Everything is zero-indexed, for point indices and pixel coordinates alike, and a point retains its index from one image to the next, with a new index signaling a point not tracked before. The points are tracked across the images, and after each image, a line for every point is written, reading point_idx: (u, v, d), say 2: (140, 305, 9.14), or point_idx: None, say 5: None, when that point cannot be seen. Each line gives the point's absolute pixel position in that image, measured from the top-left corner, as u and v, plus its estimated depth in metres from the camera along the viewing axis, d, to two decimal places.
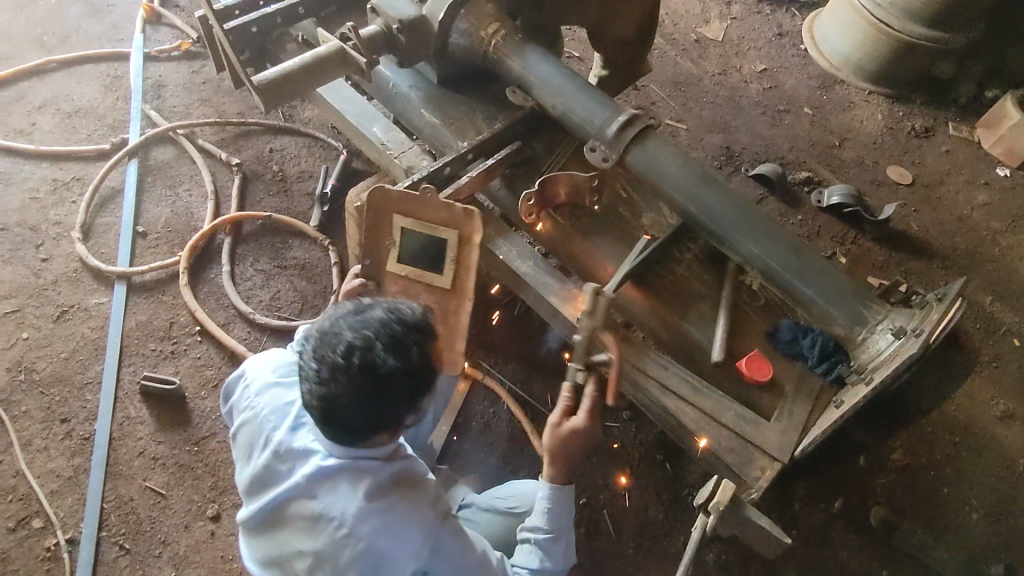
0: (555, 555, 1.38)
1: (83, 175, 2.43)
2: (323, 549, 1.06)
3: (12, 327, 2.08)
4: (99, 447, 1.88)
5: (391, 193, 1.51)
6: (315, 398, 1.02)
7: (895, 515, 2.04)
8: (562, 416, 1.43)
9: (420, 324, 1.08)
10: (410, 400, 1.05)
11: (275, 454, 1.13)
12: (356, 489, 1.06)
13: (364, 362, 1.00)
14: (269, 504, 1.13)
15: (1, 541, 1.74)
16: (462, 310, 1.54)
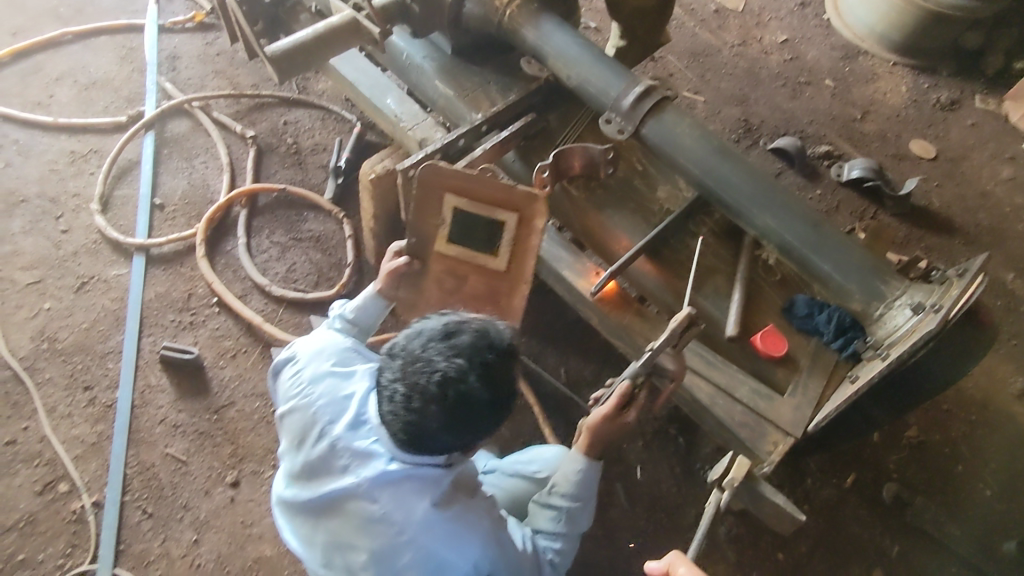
0: (580, 521, 1.43)
1: (101, 147, 2.44)
2: (382, 550, 1.09)
3: (35, 297, 2.12)
4: (122, 414, 1.93)
5: (446, 173, 1.51)
6: (401, 422, 1.05)
7: (908, 491, 2.04)
8: (614, 411, 1.40)
9: (508, 351, 1.10)
10: (493, 424, 1.10)
11: (333, 450, 1.14)
12: (423, 497, 1.11)
13: (457, 391, 1.03)
14: (324, 497, 1.15)
15: (29, 503, 1.80)
16: (518, 291, 1.60)
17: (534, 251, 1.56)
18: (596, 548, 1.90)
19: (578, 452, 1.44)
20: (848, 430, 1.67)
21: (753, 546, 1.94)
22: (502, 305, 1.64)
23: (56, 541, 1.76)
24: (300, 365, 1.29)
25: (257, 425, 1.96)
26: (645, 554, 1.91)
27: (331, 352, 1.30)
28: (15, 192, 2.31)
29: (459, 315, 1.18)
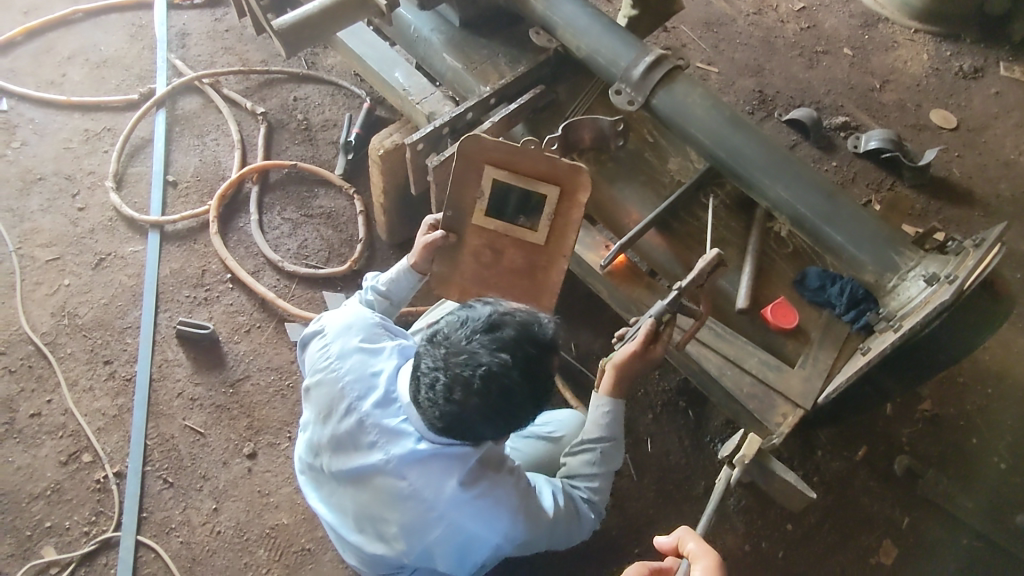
0: (614, 458, 1.44)
1: (114, 125, 2.46)
2: (412, 524, 1.15)
3: (53, 274, 2.15)
4: (141, 388, 1.97)
5: (489, 145, 1.47)
6: (440, 410, 1.06)
7: (920, 463, 2.03)
8: (641, 347, 1.37)
9: (550, 347, 1.11)
10: (529, 415, 1.12)
11: (362, 427, 1.16)
12: (450, 476, 1.13)
13: (500, 385, 1.04)
14: (354, 470, 1.19)
15: (54, 473, 1.85)
16: (557, 266, 1.58)
17: (575, 225, 1.54)
18: (607, 518, 1.92)
19: (604, 394, 1.43)
20: (859, 402, 1.67)
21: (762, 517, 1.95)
22: (539, 280, 1.61)
23: (82, 509, 1.81)
24: (327, 339, 1.29)
25: (272, 398, 1.99)
26: (654, 524, 1.93)
27: (358, 327, 1.30)
28: (32, 170, 2.34)
29: (499, 303, 1.18)
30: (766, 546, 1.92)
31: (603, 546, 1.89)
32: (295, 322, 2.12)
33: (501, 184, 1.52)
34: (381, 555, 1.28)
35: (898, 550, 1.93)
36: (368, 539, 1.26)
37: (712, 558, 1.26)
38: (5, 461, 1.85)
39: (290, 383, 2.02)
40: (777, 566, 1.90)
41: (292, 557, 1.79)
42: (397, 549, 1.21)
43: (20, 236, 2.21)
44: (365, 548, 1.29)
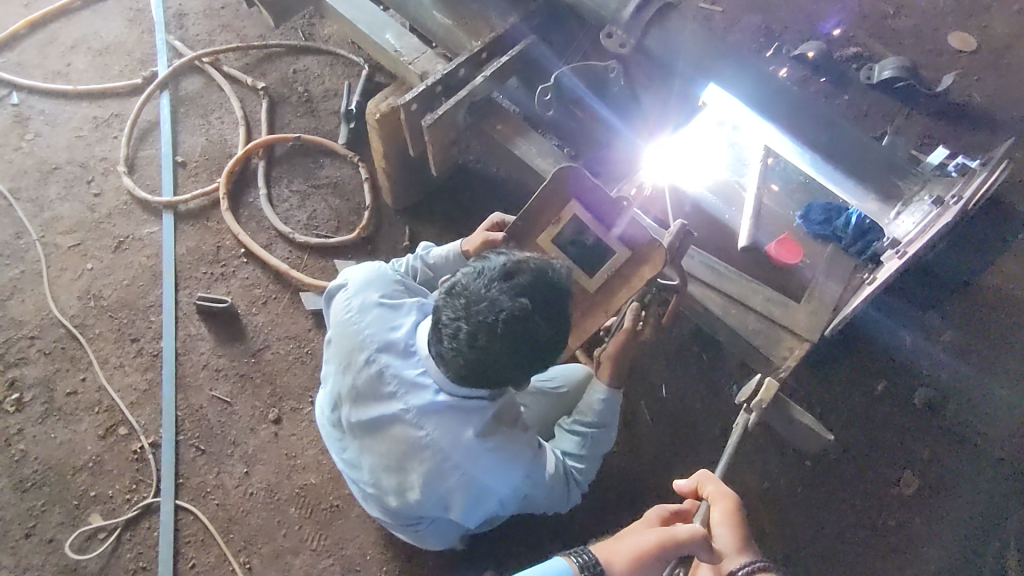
0: (604, 443, 1.44)
1: (121, 111, 2.51)
2: (428, 472, 1.14)
3: (77, 259, 2.22)
4: (168, 362, 2.05)
5: (589, 183, 1.33)
6: (465, 359, 0.95)
7: (941, 394, 2.02)
8: (632, 329, 1.38)
9: (570, 289, 1.00)
10: (554, 360, 1.01)
11: (382, 378, 1.15)
12: (467, 426, 1.11)
13: (525, 330, 0.93)
14: (373, 420, 1.18)
15: (93, 446, 1.94)
16: (596, 320, 1.39)
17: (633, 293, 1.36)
18: (623, 464, 1.96)
19: (602, 381, 1.41)
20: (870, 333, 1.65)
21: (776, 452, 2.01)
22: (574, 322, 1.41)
23: (123, 478, 1.90)
24: (347, 292, 1.26)
25: (293, 365, 2.07)
26: (671, 468, 1.96)
27: (378, 282, 1.26)
28: (47, 160, 2.40)
29: (510, 250, 1.05)
30: (786, 483, 1.93)
31: (621, 491, 1.93)
32: (309, 291, 2.18)
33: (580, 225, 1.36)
34: (399, 501, 1.28)
35: (920, 482, 1.93)
36: (387, 486, 1.27)
37: (730, 500, 1.30)
38: (47, 437, 1.94)
39: (309, 350, 2.09)
40: (797, 503, 1.91)
41: (321, 514, 1.88)
42: (414, 496, 1.21)
43: (41, 225, 2.27)
44: (385, 494, 1.31)
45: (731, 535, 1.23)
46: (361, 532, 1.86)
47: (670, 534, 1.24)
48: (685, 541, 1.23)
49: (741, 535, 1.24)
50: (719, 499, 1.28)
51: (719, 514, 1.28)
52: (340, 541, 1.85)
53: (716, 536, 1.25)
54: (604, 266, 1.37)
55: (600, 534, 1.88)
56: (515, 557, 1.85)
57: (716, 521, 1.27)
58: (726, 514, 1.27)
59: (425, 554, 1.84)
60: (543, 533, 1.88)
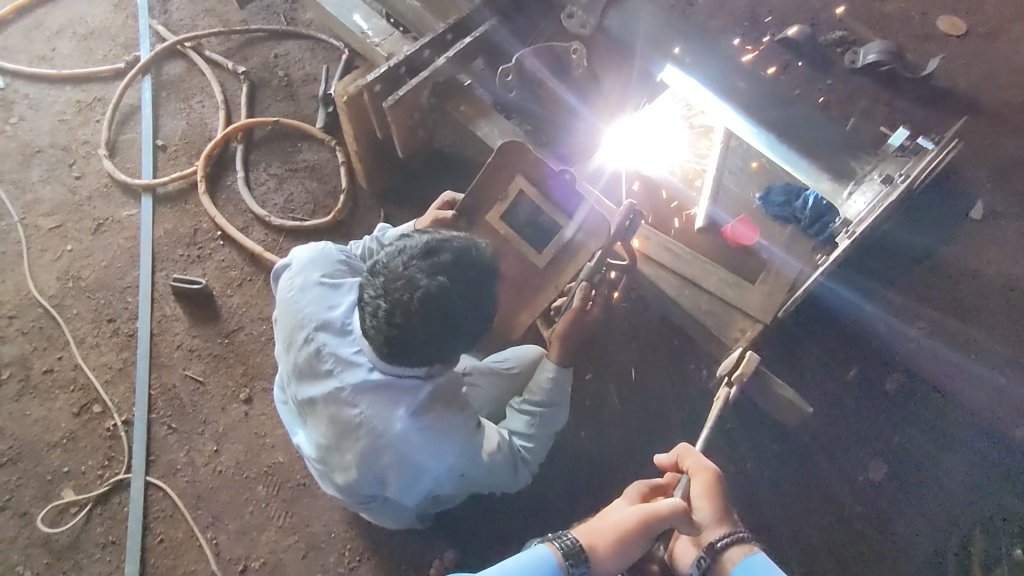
0: (553, 422, 1.45)
1: (104, 95, 2.53)
2: (363, 450, 1.16)
3: (57, 240, 2.25)
4: (143, 342, 2.08)
5: (535, 160, 1.36)
6: (385, 337, 0.95)
7: (913, 380, 2.01)
8: (580, 307, 1.38)
9: (493, 267, 0.99)
10: (478, 336, 1.01)
11: (320, 356, 1.16)
12: (399, 404, 1.12)
13: (442, 307, 0.93)
14: (313, 398, 1.20)
15: (68, 423, 1.97)
16: (546, 295, 1.40)
17: (579, 267, 1.39)
18: (589, 447, 1.96)
19: (551, 358, 1.43)
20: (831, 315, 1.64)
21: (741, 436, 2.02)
22: (527, 300, 1.42)
23: (96, 454, 1.94)
24: (291, 272, 1.27)
25: (266, 346, 2.09)
26: (637, 451, 1.96)
27: (321, 261, 1.27)
28: (31, 144, 2.43)
29: (437, 229, 1.05)
30: (752, 468, 1.92)
31: (587, 473, 1.94)
32: None
33: (528, 203, 1.38)
34: (344, 479, 1.31)
35: (888, 469, 1.92)
36: (331, 464, 1.29)
37: (709, 473, 1.34)
38: (23, 414, 1.98)
39: None
40: (763, 488, 1.90)
41: (289, 492, 1.90)
42: (354, 474, 1.23)
43: (23, 207, 2.31)
44: (330, 472, 1.33)
45: (711, 508, 1.29)
46: (327, 510, 1.88)
47: (653, 509, 1.25)
48: (667, 515, 1.24)
49: (720, 507, 1.30)
50: (701, 473, 1.32)
51: (699, 486, 1.32)
52: (305, 518, 1.88)
53: (696, 509, 1.31)
54: (552, 243, 1.39)
55: (563, 515, 1.89)
56: (478, 536, 1.87)
57: (697, 493, 1.32)
58: (705, 487, 1.32)
59: (389, 532, 1.86)
60: (507, 513, 1.90)
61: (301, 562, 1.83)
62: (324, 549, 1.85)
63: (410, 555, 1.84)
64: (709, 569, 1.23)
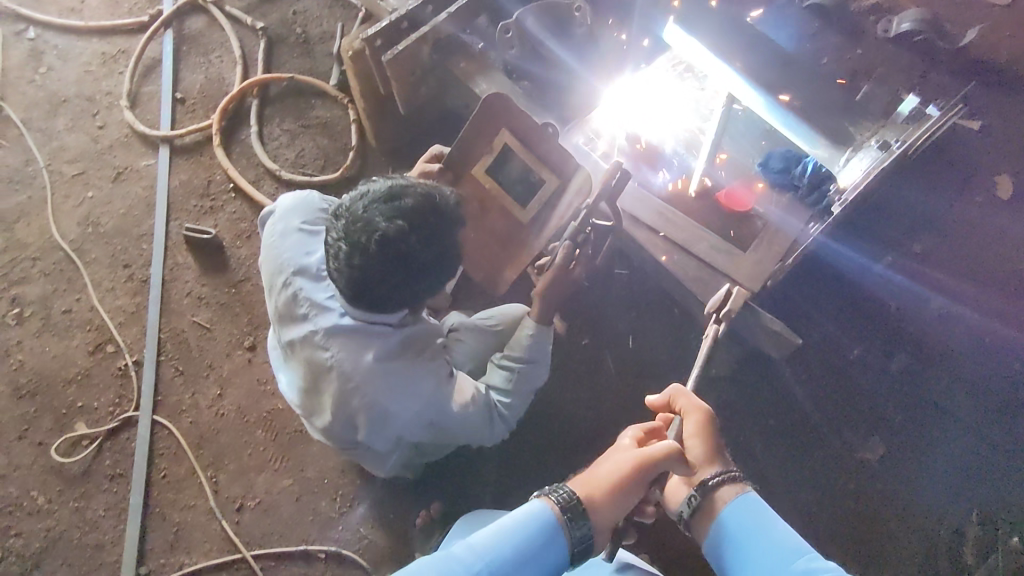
0: (531, 379, 1.47)
1: (128, 48, 2.58)
2: (334, 393, 1.19)
3: (79, 187, 2.33)
4: (154, 287, 2.16)
5: (518, 112, 1.36)
6: (346, 279, 0.97)
7: (920, 363, 2.02)
8: (561, 268, 1.37)
9: (454, 216, 1.00)
10: (439, 283, 1.02)
11: (295, 300, 1.20)
12: (369, 349, 1.15)
13: (398, 250, 0.94)
14: (291, 341, 1.24)
15: (83, 361, 2.07)
16: (529, 251, 1.42)
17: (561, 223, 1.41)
18: (581, 410, 1.98)
19: (532, 316, 1.44)
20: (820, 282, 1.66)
21: (735, 409, 2.01)
22: (511, 255, 1.44)
23: (107, 392, 2.04)
24: (274, 219, 1.31)
25: None
26: (629, 416, 1.96)
27: (303, 208, 1.30)
28: (57, 94, 2.50)
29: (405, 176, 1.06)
30: None
31: (578, 435, 1.96)
32: None
33: (512, 156, 1.39)
34: (321, 424, 1.34)
35: (884, 446, 1.97)
36: (308, 408, 1.33)
37: (702, 413, 1.34)
38: (43, 350, 2.09)
39: None
40: None
41: (286, 437, 1.97)
42: (328, 417, 1.26)
43: (49, 153, 2.39)
44: (309, 416, 1.37)
45: (704, 446, 1.29)
46: (321, 457, 1.94)
47: (647, 454, 1.21)
48: (662, 459, 1.21)
49: (712, 446, 1.30)
50: (694, 414, 1.31)
51: (692, 426, 1.32)
52: (300, 463, 1.94)
53: (689, 448, 1.30)
54: (536, 199, 1.40)
55: (549, 475, 1.93)
56: (466, 489, 1.92)
57: (689, 434, 1.32)
58: (697, 427, 1.32)
59: (381, 480, 1.92)
60: (494, 469, 1.94)
61: (295, 504, 1.91)
62: (318, 493, 1.91)
63: (399, 503, 1.90)
64: (699, 508, 1.23)
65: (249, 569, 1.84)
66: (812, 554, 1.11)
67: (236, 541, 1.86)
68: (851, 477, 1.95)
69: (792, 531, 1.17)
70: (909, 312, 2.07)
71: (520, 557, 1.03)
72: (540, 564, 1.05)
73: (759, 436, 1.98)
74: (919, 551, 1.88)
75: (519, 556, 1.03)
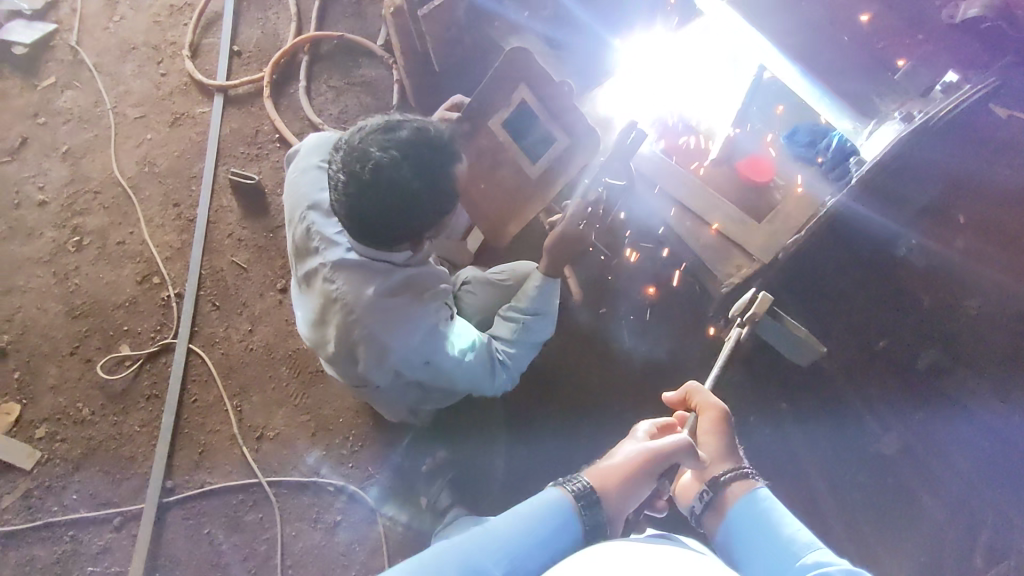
0: (534, 331, 1.53)
1: (193, 1, 2.72)
2: (337, 324, 1.26)
3: (140, 129, 2.49)
4: (199, 227, 2.29)
5: (538, 70, 1.41)
6: (343, 206, 1.06)
7: (950, 361, 1.95)
8: (569, 229, 1.41)
9: (449, 149, 1.08)
10: (437, 216, 1.09)
11: (308, 234, 1.29)
12: (370, 283, 1.21)
13: (389, 178, 1.02)
14: (303, 273, 1.33)
15: (132, 289, 2.23)
16: (533, 207, 1.48)
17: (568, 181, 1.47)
18: (591, 376, 2.00)
19: (539, 270, 1.49)
20: None
21: (748, 390, 1.98)
22: (515, 209, 1.50)
23: (151, 319, 2.19)
24: (297, 157, 1.40)
25: None
26: (639, 386, 1.98)
27: (323, 149, 1.39)
28: (127, 41, 2.65)
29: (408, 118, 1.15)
30: None
31: (585, 399, 1.99)
32: None
33: (529, 113, 1.44)
34: (328, 357, 1.42)
35: (902, 443, 1.91)
36: (317, 341, 1.41)
37: (717, 410, 1.34)
38: (97, 276, 2.25)
39: None
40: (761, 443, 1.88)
41: (308, 375, 2.08)
42: (332, 349, 1.34)
43: (115, 96, 2.55)
44: (319, 350, 1.45)
45: (717, 443, 1.29)
46: (339, 397, 2.05)
47: (657, 446, 1.22)
48: (675, 451, 1.21)
49: (726, 444, 1.30)
50: (710, 411, 1.31)
51: (706, 423, 1.33)
52: (318, 402, 2.05)
53: (702, 444, 1.30)
54: (547, 156, 1.45)
55: (553, 436, 1.97)
56: (472, 441, 1.98)
57: (703, 430, 1.32)
58: (712, 424, 1.32)
59: (392, 425, 2.01)
60: (501, 426, 1.99)
61: (310, 438, 2.01)
62: (332, 431, 2.01)
63: (408, 448, 1.98)
64: (711, 503, 1.23)
65: (264, 493, 1.96)
66: (826, 547, 1.06)
67: (253, 467, 1.98)
68: (862, 471, 1.90)
69: (804, 527, 1.12)
70: (941, 310, 1.99)
71: (538, 541, 1.03)
72: (557, 549, 1.04)
73: (771, 419, 1.95)
74: (928, 552, 1.82)
75: (537, 540, 1.03)
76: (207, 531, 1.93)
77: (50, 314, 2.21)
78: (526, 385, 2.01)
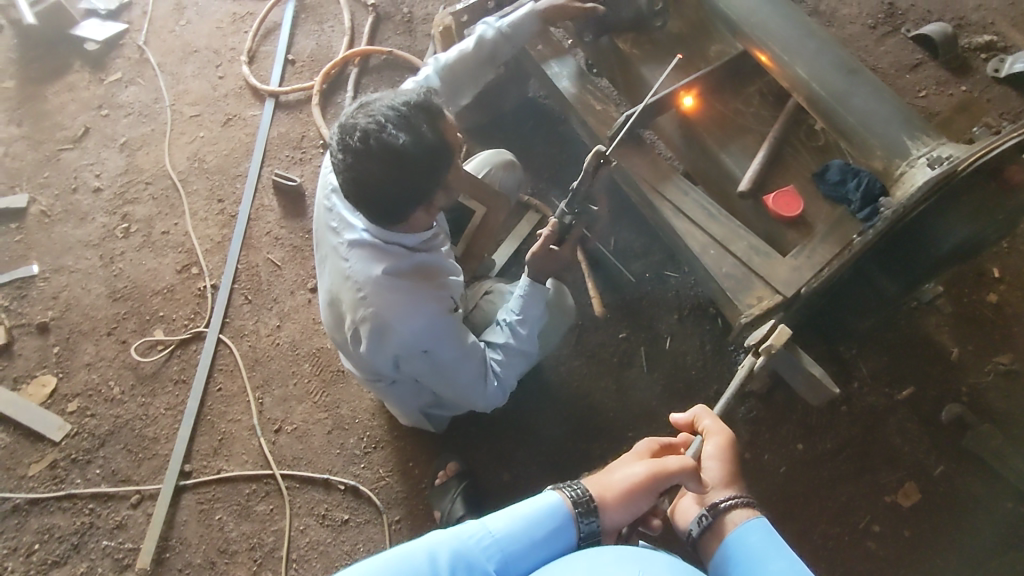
0: (523, 337, 1.60)
1: (255, 11, 2.86)
2: (348, 301, 1.33)
3: (194, 127, 2.61)
4: (240, 223, 2.39)
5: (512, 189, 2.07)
6: (346, 176, 1.19)
7: (975, 417, 1.90)
8: (546, 246, 1.51)
9: (427, 106, 1.20)
10: (435, 172, 1.20)
11: (331, 216, 1.39)
12: (379, 263, 1.29)
13: (378, 139, 1.14)
14: (324, 255, 1.42)
15: (171, 277, 2.33)
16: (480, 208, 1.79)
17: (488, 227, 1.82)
18: (605, 398, 2.01)
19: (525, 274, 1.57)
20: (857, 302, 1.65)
21: (763, 427, 1.96)
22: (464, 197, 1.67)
23: (186, 307, 2.27)
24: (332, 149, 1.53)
25: None
26: (653, 414, 1.97)
27: None
28: (190, 44, 2.80)
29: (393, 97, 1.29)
30: None
31: (597, 421, 1.99)
32: None
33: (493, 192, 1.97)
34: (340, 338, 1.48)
35: (920, 495, 1.86)
36: (331, 322, 1.48)
37: (725, 436, 1.31)
38: (140, 263, 2.36)
39: None
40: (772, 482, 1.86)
41: (329, 374, 2.13)
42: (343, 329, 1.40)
43: (174, 95, 2.69)
44: (333, 333, 1.51)
45: (720, 469, 1.25)
46: (357, 398, 2.09)
47: (660, 465, 1.18)
48: (674, 472, 1.18)
49: (730, 470, 1.26)
50: (716, 436, 1.28)
51: (711, 448, 1.29)
52: (337, 401, 2.09)
53: (705, 468, 1.27)
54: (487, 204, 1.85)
55: (563, 455, 1.97)
56: (481, 451, 2.00)
57: (708, 454, 1.29)
58: (718, 449, 1.28)
59: (405, 430, 2.04)
60: (512, 440, 2.01)
61: (326, 435, 2.05)
62: (347, 431, 2.05)
63: (419, 453, 2.01)
64: (708, 527, 1.19)
65: (276, 486, 2.00)
66: None
67: (269, 458, 2.03)
68: (879, 520, 1.85)
69: (797, 560, 1.11)
70: (966, 364, 1.97)
71: (532, 541, 1.04)
72: (549, 550, 1.05)
73: (785, 459, 1.93)
74: None
75: (532, 540, 1.04)
76: (218, 517, 1.98)
77: (93, 295, 2.31)
78: (541, 402, 2.03)
